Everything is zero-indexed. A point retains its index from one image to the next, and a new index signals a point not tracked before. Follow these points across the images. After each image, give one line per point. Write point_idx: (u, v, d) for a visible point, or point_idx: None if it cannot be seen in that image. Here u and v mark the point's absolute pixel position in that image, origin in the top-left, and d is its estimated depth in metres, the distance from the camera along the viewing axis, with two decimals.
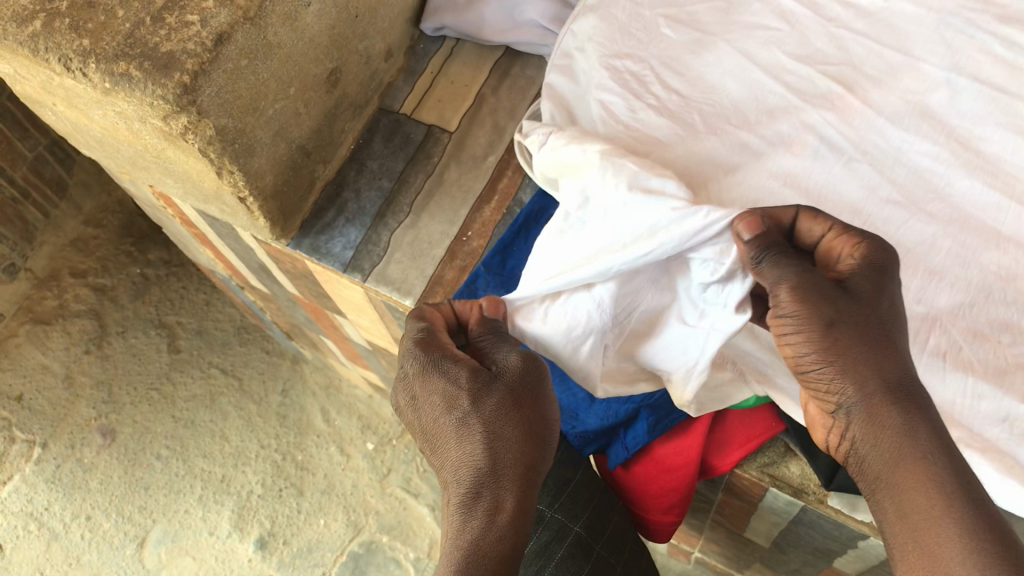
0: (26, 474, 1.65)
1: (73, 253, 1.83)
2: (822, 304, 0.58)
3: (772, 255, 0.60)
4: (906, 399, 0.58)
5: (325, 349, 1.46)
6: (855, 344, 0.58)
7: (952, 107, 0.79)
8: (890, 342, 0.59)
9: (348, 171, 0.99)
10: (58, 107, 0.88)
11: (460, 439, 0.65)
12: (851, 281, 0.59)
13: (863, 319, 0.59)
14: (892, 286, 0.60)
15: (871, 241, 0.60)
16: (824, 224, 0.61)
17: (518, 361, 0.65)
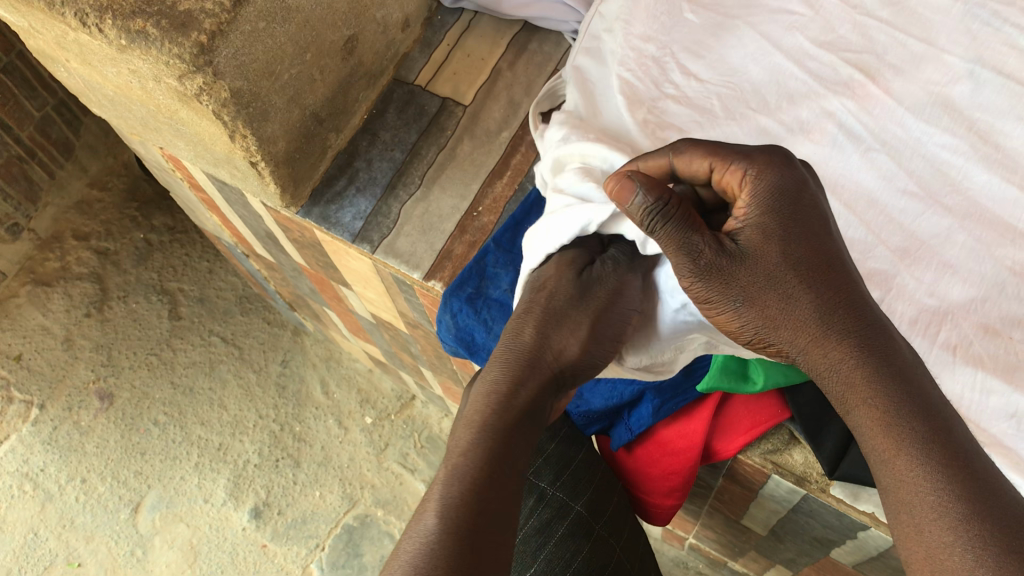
0: (23, 434, 1.66)
1: (78, 215, 1.87)
2: (724, 278, 0.57)
3: (659, 220, 0.57)
4: (832, 340, 0.55)
5: (328, 321, 1.46)
6: (770, 306, 0.56)
7: (973, 100, 0.78)
8: (805, 284, 0.56)
9: (361, 141, 0.98)
10: (71, 64, 0.88)
11: (530, 316, 0.70)
12: (745, 232, 0.57)
13: (768, 275, 0.56)
14: (787, 218, 0.57)
15: (747, 172, 0.57)
16: (704, 162, 0.60)
17: (616, 286, 0.70)
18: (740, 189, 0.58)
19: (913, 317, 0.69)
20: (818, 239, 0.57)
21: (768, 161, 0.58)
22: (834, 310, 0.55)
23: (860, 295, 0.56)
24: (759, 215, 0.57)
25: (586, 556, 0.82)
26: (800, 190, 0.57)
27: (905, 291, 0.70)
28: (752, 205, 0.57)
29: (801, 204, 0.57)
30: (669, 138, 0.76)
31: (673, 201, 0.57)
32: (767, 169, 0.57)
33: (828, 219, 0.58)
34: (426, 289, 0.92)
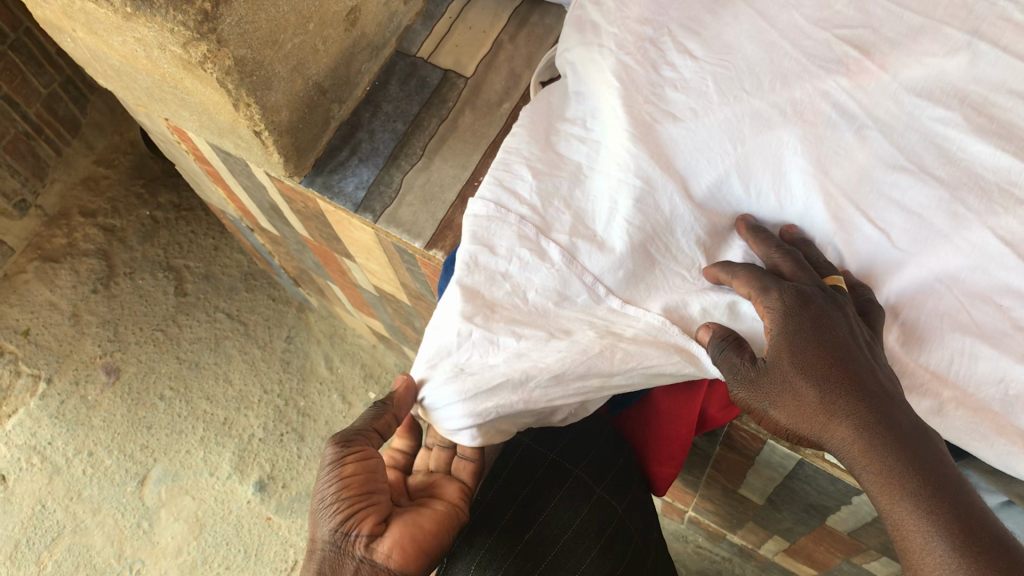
0: (31, 408, 1.68)
1: (84, 192, 1.89)
2: (749, 393, 0.59)
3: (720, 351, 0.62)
4: (837, 425, 0.54)
5: (331, 295, 1.47)
6: (787, 406, 0.56)
7: (969, 73, 0.74)
8: (808, 380, 0.56)
9: (363, 113, 1.00)
10: (78, 33, 0.89)
11: None
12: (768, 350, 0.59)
13: (781, 383, 0.57)
14: (795, 329, 0.58)
15: (769, 303, 0.60)
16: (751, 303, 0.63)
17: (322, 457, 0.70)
18: (766, 315, 0.60)
19: (901, 291, 0.69)
20: (827, 336, 0.57)
21: (778, 294, 0.60)
22: (839, 398, 0.55)
23: (867, 385, 0.55)
24: (777, 334, 0.58)
25: (584, 518, 0.83)
26: (815, 306, 0.58)
27: (897, 269, 0.69)
28: (772, 328, 0.59)
29: (811, 315, 0.58)
30: (661, 129, 0.76)
31: (730, 338, 0.62)
32: (777, 301, 0.60)
33: (851, 331, 0.58)
34: (428, 258, 0.93)
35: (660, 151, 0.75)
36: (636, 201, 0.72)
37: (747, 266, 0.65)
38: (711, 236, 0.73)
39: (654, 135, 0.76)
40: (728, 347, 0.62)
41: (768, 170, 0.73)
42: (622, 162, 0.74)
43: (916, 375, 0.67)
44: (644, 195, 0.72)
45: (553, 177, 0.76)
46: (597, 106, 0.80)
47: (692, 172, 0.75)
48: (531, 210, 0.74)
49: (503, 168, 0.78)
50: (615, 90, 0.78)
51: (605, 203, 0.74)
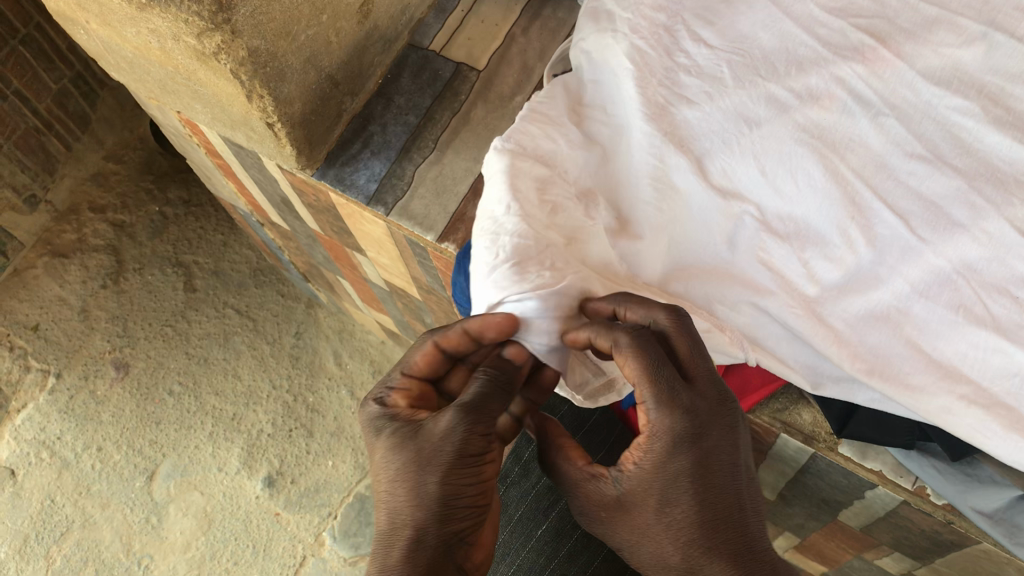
0: (40, 403, 1.69)
1: (94, 187, 1.89)
2: (609, 498, 0.60)
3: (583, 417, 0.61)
4: (686, 563, 0.57)
5: (341, 292, 1.48)
6: (641, 530, 0.59)
7: (985, 63, 0.75)
8: (664, 521, 0.57)
9: (375, 105, 1.00)
10: (91, 25, 0.89)
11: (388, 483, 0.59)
12: (635, 475, 0.58)
13: (639, 509, 0.58)
14: (667, 465, 0.56)
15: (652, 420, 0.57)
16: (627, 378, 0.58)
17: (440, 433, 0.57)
18: (645, 422, 0.57)
19: (918, 280, 0.68)
20: (693, 478, 0.56)
21: (666, 418, 0.56)
22: (691, 544, 0.57)
23: (724, 540, 0.57)
24: (646, 465, 0.57)
25: None
26: (695, 446, 0.56)
27: (913, 256, 0.68)
28: (644, 455, 0.57)
29: (685, 458, 0.56)
30: (674, 113, 0.76)
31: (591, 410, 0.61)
32: (663, 424, 0.56)
33: (720, 464, 0.57)
34: (440, 251, 0.93)
35: (675, 135, 0.74)
36: (656, 182, 0.73)
37: (632, 337, 0.57)
38: (726, 221, 0.71)
39: (673, 121, 0.75)
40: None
41: (786, 155, 0.72)
42: (637, 143, 0.74)
43: (929, 373, 0.66)
44: (660, 173, 0.73)
45: (582, 154, 0.74)
46: (615, 92, 0.78)
47: (708, 156, 0.74)
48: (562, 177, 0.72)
49: (535, 122, 0.75)
50: (629, 71, 0.77)
51: (636, 180, 0.74)
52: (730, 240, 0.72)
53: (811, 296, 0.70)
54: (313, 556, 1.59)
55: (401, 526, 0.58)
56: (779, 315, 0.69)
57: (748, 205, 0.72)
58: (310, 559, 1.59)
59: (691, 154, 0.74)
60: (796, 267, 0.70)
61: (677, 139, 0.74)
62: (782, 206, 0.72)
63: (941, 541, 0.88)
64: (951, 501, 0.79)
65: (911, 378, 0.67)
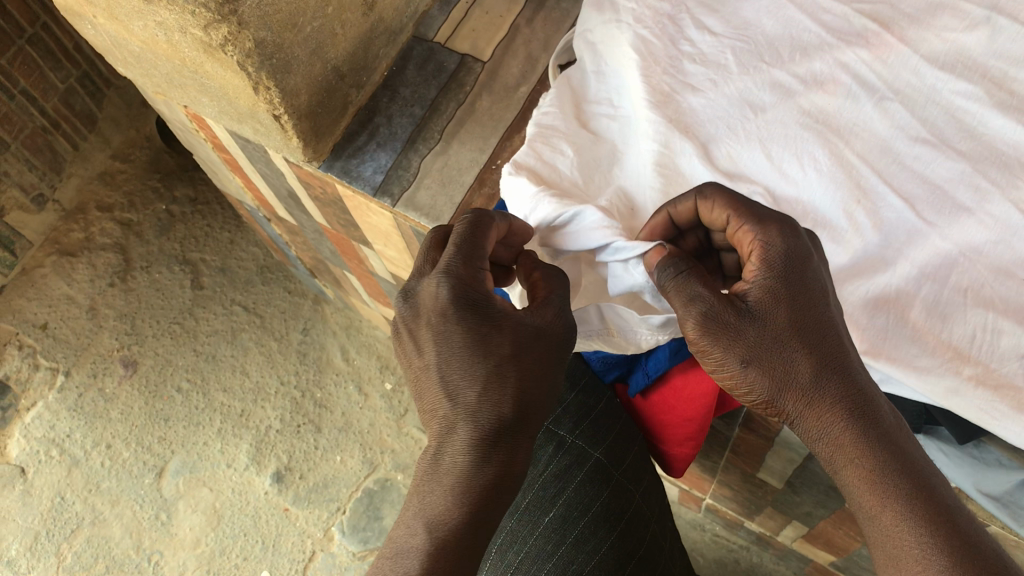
0: (49, 401, 1.70)
1: (101, 186, 1.91)
2: (725, 341, 0.57)
3: (682, 268, 0.58)
4: (828, 379, 0.57)
5: (348, 287, 1.49)
6: (767, 363, 0.57)
7: (989, 47, 0.75)
8: (800, 344, 0.57)
9: (381, 97, 1.00)
10: (98, 19, 0.89)
11: (492, 379, 0.59)
12: (753, 294, 0.57)
13: (765, 335, 0.57)
14: (799, 276, 0.57)
15: (775, 233, 0.57)
16: (723, 214, 0.60)
17: (561, 319, 0.62)
18: (760, 244, 0.57)
19: (925, 263, 0.67)
20: (818, 295, 0.58)
21: (780, 230, 0.57)
22: (827, 362, 0.57)
23: (842, 359, 0.58)
24: (768, 278, 0.57)
25: (605, 501, 0.82)
26: (807, 262, 0.58)
27: (920, 238, 0.68)
28: (764, 267, 0.57)
29: (808, 274, 0.57)
30: (681, 100, 0.76)
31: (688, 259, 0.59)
32: (779, 235, 0.57)
33: (825, 282, 0.59)
34: None
35: (679, 122, 0.75)
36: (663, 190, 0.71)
37: (715, 186, 0.61)
38: None
39: (679, 110, 0.76)
40: (684, 269, 0.58)
41: (792, 138, 0.73)
42: (644, 130, 0.75)
43: (937, 355, 0.65)
44: (665, 160, 0.73)
45: (593, 152, 0.75)
46: (621, 83, 0.79)
47: (713, 142, 0.74)
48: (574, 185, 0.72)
49: (541, 139, 0.74)
50: (635, 61, 0.78)
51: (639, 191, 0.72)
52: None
53: None
54: (322, 551, 1.60)
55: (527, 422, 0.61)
56: None
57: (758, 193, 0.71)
58: (319, 554, 1.59)
59: (696, 140, 0.74)
60: None
61: (681, 126, 0.75)
62: (788, 190, 0.71)
63: None
64: (957, 483, 0.80)
65: (918, 361, 0.65)
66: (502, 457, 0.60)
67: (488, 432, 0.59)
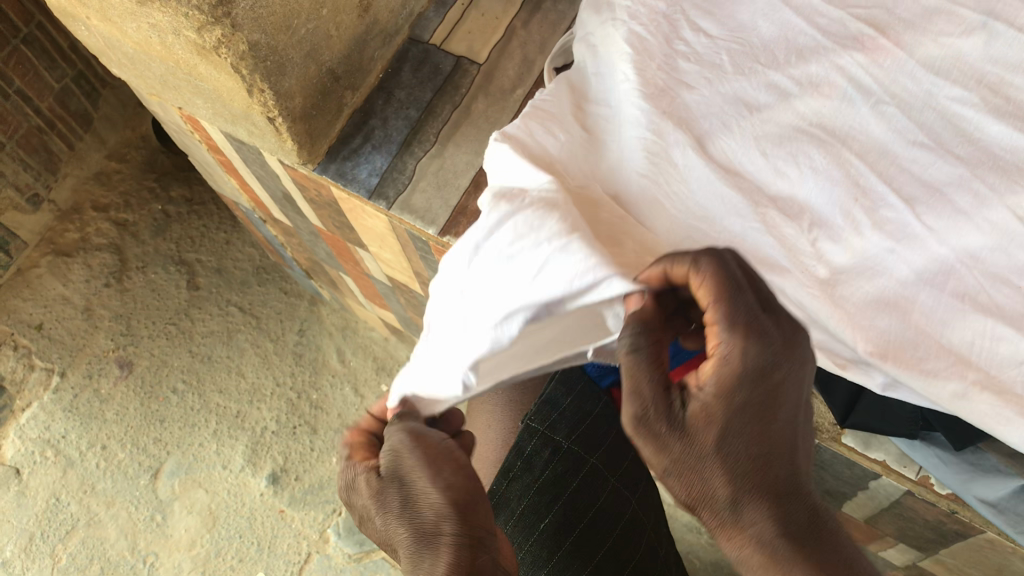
0: (44, 402, 1.70)
1: (96, 186, 1.91)
2: (647, 449, 0.48)
3: (629, 347, 0.49)
4: (765, 520, 0.47)
5: (344, 288, 1.48)
6: (692, 486, 0.48)
7: (985, 53, 0.74)
8: (734, 475, 0.47)
9: (376, 99, 1.00)
10: (91, 21, 0.89)
11: (397, 513, 0.57)
12: (695, 403, 0.47)
13: (694, 456, 0.47)
14: (752, 397, 0.46)
15: (739, 341, 0.46)
16: (705, 293, 0.48)
17: (431, 434, 0.61)
18: (720, 346, 0.46)
19: (924, 268, 0.67)
20: (776, 419, 0.47)
21: (752, 339, 0.46)
22: (768, 500, 0.47)
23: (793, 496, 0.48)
24: (715, 392, 0.46)
25: (601, 506, 0.82)
26: (772, 383, 0.47)
27: (918, 244, 0.67)
28: (713, 378, 0.46)
29: (767, 397, 0.47)
30: (678, 96, 0.76)
31: (645, 338, 0.49)
32: (745, 347, 0.46)
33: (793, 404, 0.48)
34: (441, 245, 0.93)
35: (674, 115, 0.75)
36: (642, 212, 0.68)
37: (717, 255, 0.48)
38: (732, 192, 0.71)
39: (675, 105, 0.75)
40: (642, 350, 0.48)
41: (787, 139, 0.72)
42: (636, 120, 0.75)
43: (940, 358, 0.65)
44: (656, 148, 0.73)
45: (582, 144, 0.75)
46: (613, 76, 0.79)
47: (709, 137, 0.74)
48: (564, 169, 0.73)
49: (535, 119, 0.75)
50: (627, 55, 0.78)
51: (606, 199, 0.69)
52: (739, 211, 0.70)
53: (822, 276, 0.68)
54: (318, 553, 1.59)
55: (443, 512, 0.55)
56: (795, 297, 0.69)
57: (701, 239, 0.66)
58: (314, 556, 1.59)
59: (691, 133, 0.74)
60: (803, 246, 0.69)
61: (676, 119, 0.74)
62: (783, 187, 0.71)
63: (946, 532, 0.88)
64: (957, 492, 0.79)
65: (925, 363, 0.65)
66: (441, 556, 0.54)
67: (414, 547, 0.55)
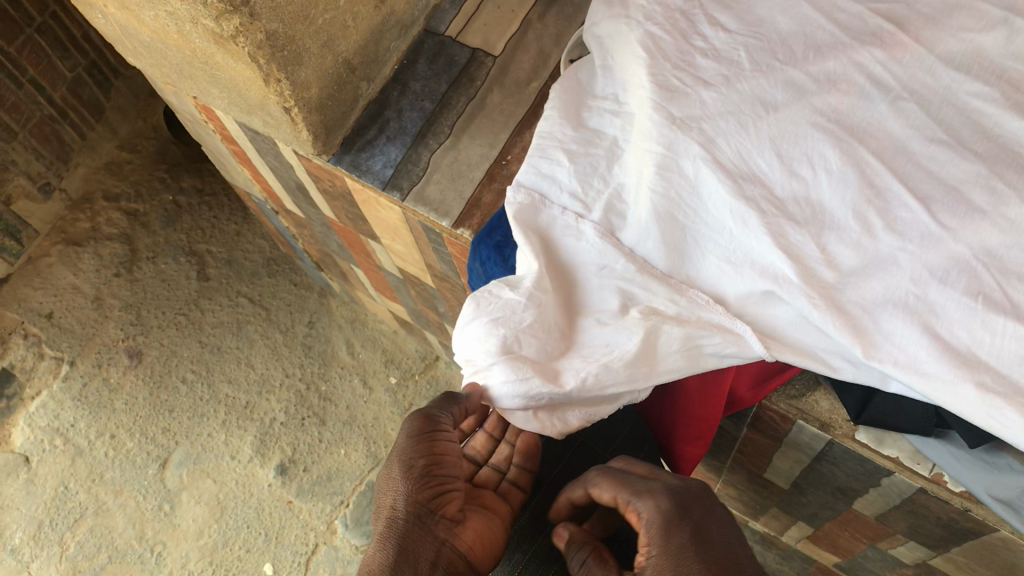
0: (54, 390, 1.71)
1: (107, 176, 1.91)
2: None
3: (580, 560, 0.61)
4: None
5: (355, 280, 1.48)
6: None
7: (1005, 49, 0.74)
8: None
9: (391, 91, 1.00)
10: (109, 9, 0.89)
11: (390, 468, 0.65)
12: (644, 567, 0.56)
13: None
14: (677, 534, 0.56)
15: (647, 503, 0.59)
16: (609, 497, 0.62)
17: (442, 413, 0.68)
18: (637, 519, 0.59)
19: (936, 265, 0.65)
20: (706, 547, 0.55)
21: (654, 498, 0.59)
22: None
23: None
24: (653, 549, 0.56)
25: None
26: (696, 511, 0.58)
27: (934, 241, 0.66)
28: (647, 539, 0.57)
29: (689, 531, 0.56)
30: (697, 94, 0.75)
31: (587, 552, 0.61)
32: (650, 504, 0.58)
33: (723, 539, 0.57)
34: (455, 237, 0.93)
35: (687, 116, 0.73)
36: (619, 285, 0.72)
37: (601, 473, 0.64)
38: (739, 198, 0.70)
39: (690, 103, 0.74)
40: (588, 560, 0.60)
41: (801, 137, 0.72)
42: (646, 131, 0.74)
43: (944, 361, 0.63)
44: (667, 162, 0.72)
45: (589, 156, 0.76)
46: (625, 80, 0.79)
47: (722, 135, 0.73)
48: (573, 198, 0.75)
49: (540, 151, 0.78)
50: (641, 59, 0.78)
51: (588, 272, 0.73)
52: (746, 223, 0.69)
53: (830, 282, 0.67)
54: (325, 543, 1.59)
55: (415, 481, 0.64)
56: (795, 305, 0.68)
57: (667, 319, 0.70)
58: (322, 547, 1.59)
59: (703, 137, 0.72)
60: (812, 250, 0.68)
61: (689, 122, 0.73)
62: (797, 189, 0.71)
63: (958, 530, 0.88)
64: (969, 488, 0.80)
65: (923, 366, 0.64)
66: (399, 522, 0.62)
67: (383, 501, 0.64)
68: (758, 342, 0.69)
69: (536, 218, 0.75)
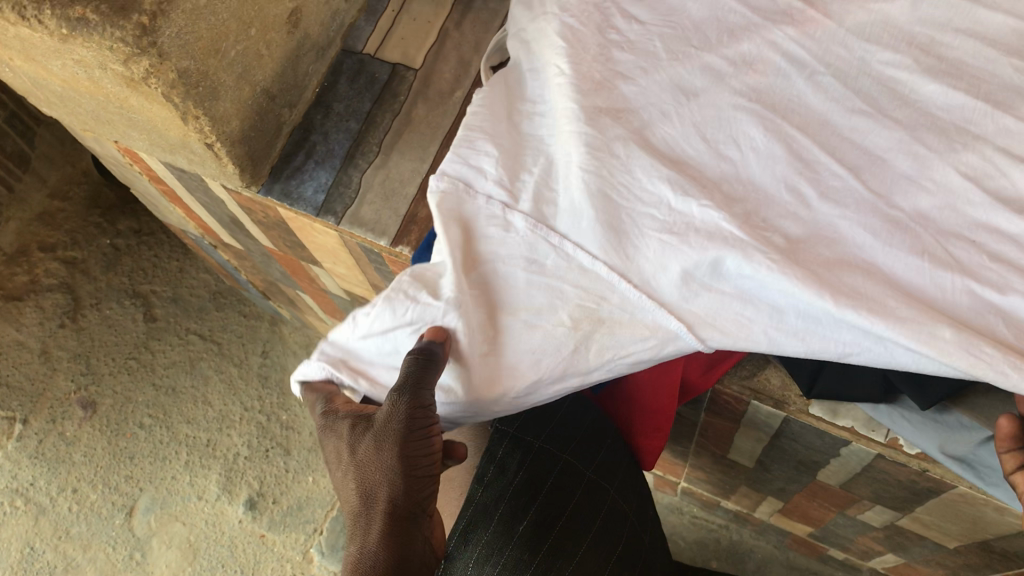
0: (8, 450, 1.67)
1: (41, 227, 1.82)
2: None
3: None
4: None
5: (303, 306, 1.47)
6: None
7: (912, 15, 0.75)
8: None
9: (315, 115, 0.99)
10: (15, 62, 0.87)
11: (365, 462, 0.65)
12: None
13: None
14: None
15: None
16: None
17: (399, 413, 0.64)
18: None
19: (876, 229, 0.66)
20: None
21: None
22: None
23: None
24: None
25: (579, 498, 0.80)
26: None
27: (869, 208, 0.67)
28: None
29: None
30: (618, 88, 0.74)
31: None
32: None
33: None
34: (394, 255, 0.93)
35: (613, 105, 0.73)
36: (547, 285, 0.68)
37: None
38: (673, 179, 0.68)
39: (614, 95, 0.74)
40: None
41: (724, 122, 0.72)
42: (572, 119, 0.72)
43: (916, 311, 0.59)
44: (598, 144, 0.70)
45: (519, 153, 0.72)
46: (546, 76, 0.77)
47: (648, 126, 0.73)
48: (498, 186, 0.69)
49: (467, 143, 0.72)
50: (561, 49, 0.76)
51: (512, 267, 0.68)
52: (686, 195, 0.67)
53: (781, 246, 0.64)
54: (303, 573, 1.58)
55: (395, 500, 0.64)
56: (750, 272, 0.63)
57: (596, 328, 0.67)
58: None
59: (631, 127, 0.72)
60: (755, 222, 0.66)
61: (615, 111, 0.73)
62: (727, 170, 0.71)
63: (920, 490, 0.89)
64: (925, 450, 0.80)
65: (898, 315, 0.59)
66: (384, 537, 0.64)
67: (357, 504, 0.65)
68: (688, 332, 0.65)
69: (458, 206, 0.70)
